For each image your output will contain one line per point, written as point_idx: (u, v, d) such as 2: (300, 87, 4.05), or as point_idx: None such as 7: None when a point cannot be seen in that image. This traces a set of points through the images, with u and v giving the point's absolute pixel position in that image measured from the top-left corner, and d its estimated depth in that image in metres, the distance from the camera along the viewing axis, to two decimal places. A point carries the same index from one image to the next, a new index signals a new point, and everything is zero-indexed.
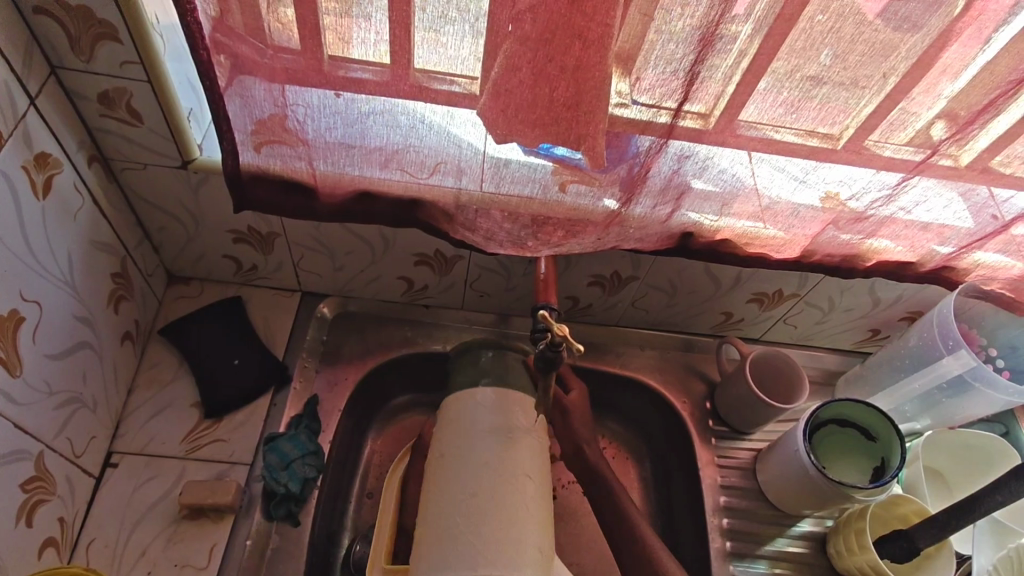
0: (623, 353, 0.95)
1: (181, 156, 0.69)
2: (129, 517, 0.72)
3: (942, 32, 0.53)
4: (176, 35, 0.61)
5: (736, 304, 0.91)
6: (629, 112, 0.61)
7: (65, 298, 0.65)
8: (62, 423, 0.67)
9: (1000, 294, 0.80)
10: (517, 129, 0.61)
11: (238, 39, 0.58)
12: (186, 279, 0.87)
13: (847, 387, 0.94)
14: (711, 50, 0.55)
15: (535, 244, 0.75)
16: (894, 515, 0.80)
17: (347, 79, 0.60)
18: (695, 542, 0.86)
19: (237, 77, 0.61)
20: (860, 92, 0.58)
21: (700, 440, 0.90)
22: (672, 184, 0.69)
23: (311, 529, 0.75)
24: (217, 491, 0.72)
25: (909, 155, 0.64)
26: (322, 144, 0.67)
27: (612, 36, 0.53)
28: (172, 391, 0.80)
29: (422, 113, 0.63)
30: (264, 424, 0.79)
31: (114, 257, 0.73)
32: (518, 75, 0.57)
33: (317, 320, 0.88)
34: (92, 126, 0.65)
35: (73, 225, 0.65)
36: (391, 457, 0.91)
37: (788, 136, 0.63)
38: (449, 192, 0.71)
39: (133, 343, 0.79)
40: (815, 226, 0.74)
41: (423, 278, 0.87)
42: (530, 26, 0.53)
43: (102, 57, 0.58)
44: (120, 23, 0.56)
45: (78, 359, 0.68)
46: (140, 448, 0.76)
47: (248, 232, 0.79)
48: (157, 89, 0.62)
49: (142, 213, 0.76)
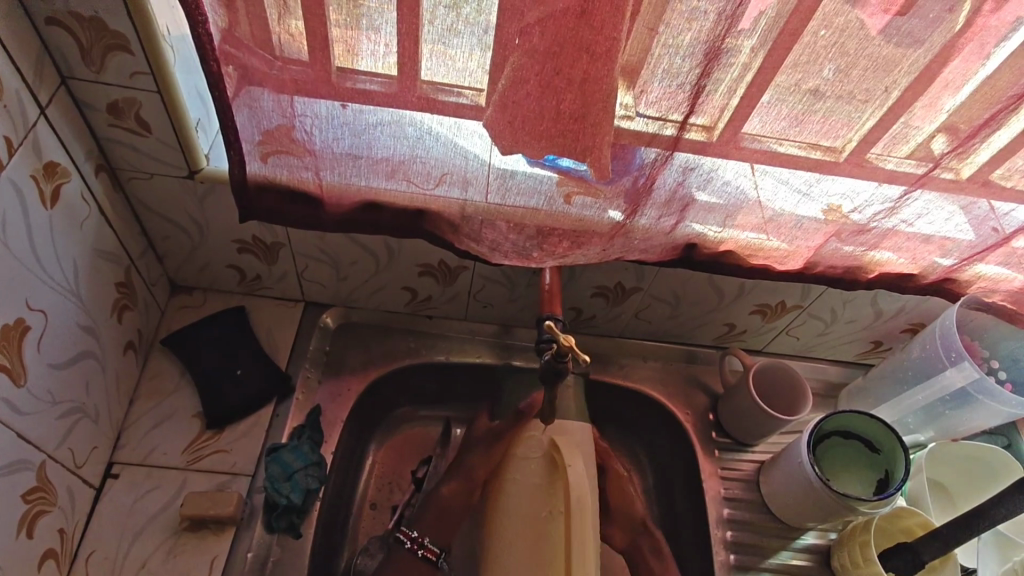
0: (626, 365, 0.95)
1: (187, 166, 0.69)
2: (128, 530, 0.71)
3: (943, 47, 0.54)
4: (186, 46, 0.62)
5: (738, 315, 0.91)
6: (633, 124, 0.62)
7: (71, 307, 0.65)
8: (65, 432, 0.66)
9: (1001, 306, 0.81)
10: (524, 140, 0.62)
11: (247, 51, 0.58)
12: (189, 289, 0.87)
13: (849, 400, 0.94)
14: (716, 64, 0.56)
15: (540, 255, 0.75)
16: (898, 528, 0.79)
17: (355, 90, 0.61)
18: (698, 555, 0.86)
19: (246, 88, 0.61)
20: (863, 106, 0.59)
21: (703, 453, 0.90)
22: (676, 196, 0.70)
23: (313, 541, 0.75)
24: (219, 503, 0.71)
25: (910, 168, 0.65)
26: (330, 155, 0.67)
27: (619, 49, 0.53)
28: (175, 401, 0.79)
29: (429, 125, 0.64)
30: (266, 435, 0.79)
31: (118, 267, 0.73)
32: (526, 87, 0.57)
33: (320, 331, 0.88)
34: (101, 137, 0.66)
35: (80, 235, 0.65)
36: (393, 468, 0.91)
37: (791, 149, 0.64)
38: (455, 203, 0.71)
39: (135, 352, 0.79)
40: (818, 238, 0.74)
41: (427, 288, 0.87)
42: (538, 39, 0.54)
43: (113, 67, 0.59)
44: (132, 34, 0.56)
45: (81, 369, 0.68)
46: (140, 459, 0.75)
47: (253, 242, 0.79)
48: (166, 99, 0.62)
49: (147, 222, 0.76)
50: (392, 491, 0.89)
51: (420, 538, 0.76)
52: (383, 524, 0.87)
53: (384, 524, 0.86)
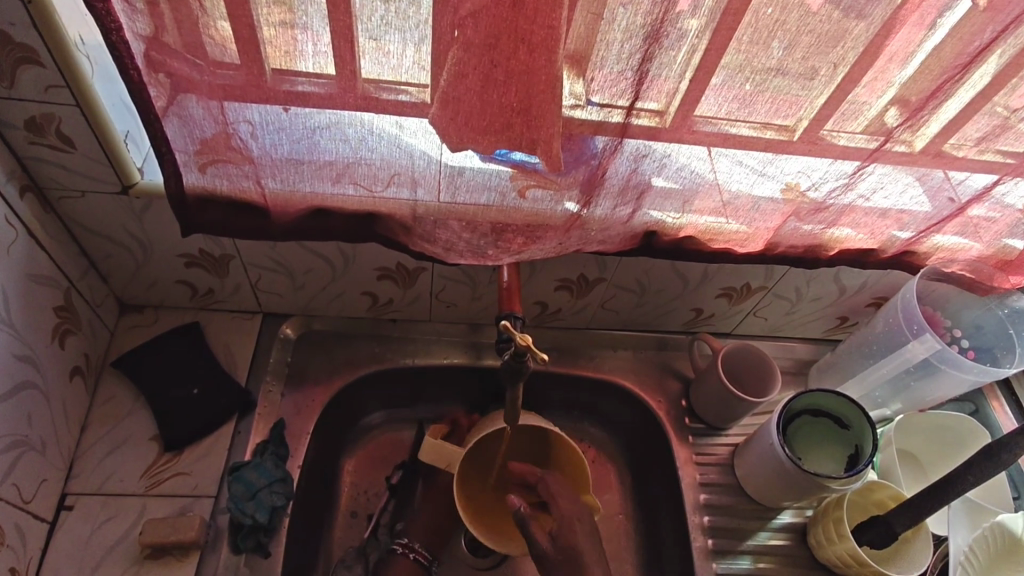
0: (596, 356, 0.94)
1: (120, 182, 0.66)
2: (86, 562, 0.68)
3: (887, 20, 0.53)
4: (103, 55, 0.59)
5: (706, 300, 0.90)
6: (584, 113, 0.60)
7: (1, 336, 0.62)
8: (8, 467, 0.63)
9: (961, 275, 0.82)
10: (469, 137, 0.60)
11: (172, 56, 0.55)
12: (139, 307, 0.84)
13: (819, 377, 0.94)
14: (660, 46, 0.54)
15: (496, 252, 0.74)
16: (870, 501, 0.80)
17: (291, 93, 0.58)
18: (677, 542, 0.86)
19: (175, 97, 0.58)
20: (812, 84, 0.58)
21: (677, 439, 0.89)
22: (630, 183, 0.68)
23: (283, 560, 0.73)
24: (180, 528, 0.69)
25: (863, 143, 0.64)
26: (269, 162, 0.64)
27: (557, 38, 0.52)
28: (130, 425, 0.77)
29: (371, 125, 0.61)
30: (228, 455, 0.76)
31: (57, 291, 0.69)
32: (465, 81, 0.55)
33: (280, 342, 0.86)
34: (23, 155, 0.62)
35: (6, 260, 0.62)
36: (366, 476, 0.89)
37: (744, 130, 0.62)
38: (406, 204, 0.69)
39: (84, 378, 0.76)
40: (776, 218, 0.74)
41: (387, 292, 0.84)
42: (473, 31, 0.51)
43: (25, 81, 0.55)
44: (39, 46, 0.53)
45: (22, 400, 0.65)
46: (96, 488, 0.72)
47: (200, 255, 0.76)
48: (86, 112, 0.59)
49: (85, 242, 0.73)
50: (369, 498, 0.88)
51: (411, 543, 0.80)
52: (359, 533, 0.85)
53: (360, 534, 0.85)
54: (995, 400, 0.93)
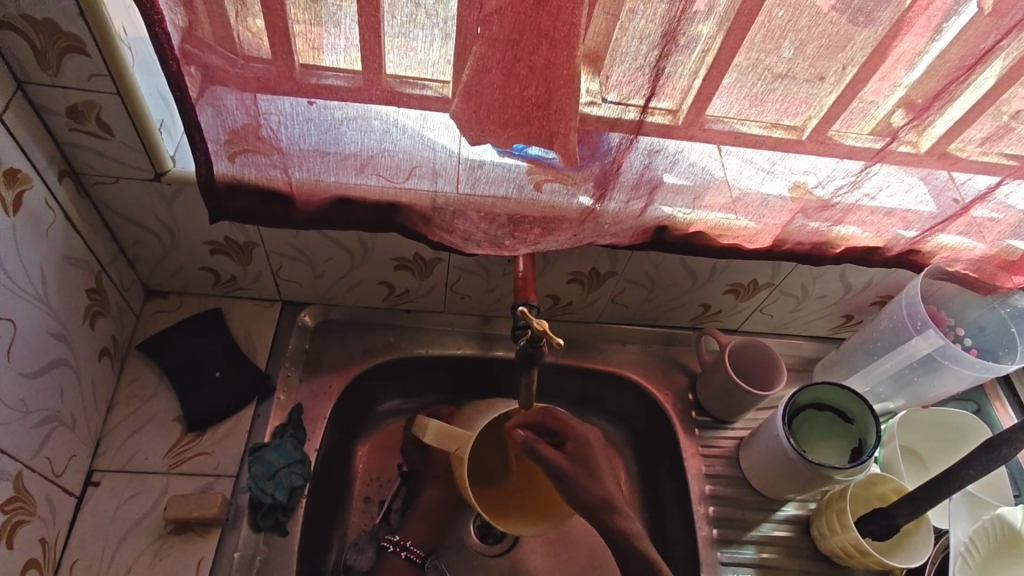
0: (605, 349, 0.96)
1: (154, 169, 0.68)
2: (112, 535, 0.71)
3: (894, 23, 0.55)
4: (144, 47, 0.61)
5: (713, 296, 0.92)
6: (599, 110, 0.62)
7: (40, 316, 0.65)
8: (41, 441, 0.66)
9: (964, 275, 0.84)
10: (490, 130, 0.62)
11: (208, 49, 0.58)
12: (163, 293, 0.87)
13: (823, 372, 0.96)
14: (675, 46, 0.56)
15: (513, 243, 0.76)
16: (872, 494, 0.82)
17: (319, 86, 0.60)
18: (683, 532, 0.87)
19: (209, 88, 0.61)
20: (820, 84, 0.60)
21: (683, 431, 0.91)
22: (643, 178, 0.71)
23: (299, 539, 0.75)
24: (203, 505, 0.71)
25: (869, 143, 0.66)
26: (297, 152, 0.67)
27: (578, 34, 0.54)
28: (153, 406, 0.79)
29: (395, 118, 0.64)
30: (248, 435, 0.79)
31: (89, 274, 0.72)
32: (489, 76, 0.57)
33: (299, 329, 0.88)
34: (62, 142, 0.65)
35: (45, 243, 0.65)
36: (379, 462, 0.91)
37: (754, 129, 0.65)
38: (426, 195, 0.71)
39: (111, 359, 0.78)
40: (784, 215, 0.76)
41: (403, 282, 0.87)
42: (498, 27, 0.54)
43: (70, 70, 0.58)
44: (86, 35, 0.56)
45: (56, 376, 0.68)
46: (121, 465, 0.75)
47: (224, 242, 0.79)
48: (126, 101, 0.61)
49: (115, 228, 0.75)
50: (382, 484, 0.90)
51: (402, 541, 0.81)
52: (372, 517, 0.88)
53: (373, 517, 0.88)
54: (998, 400, 0.94)
